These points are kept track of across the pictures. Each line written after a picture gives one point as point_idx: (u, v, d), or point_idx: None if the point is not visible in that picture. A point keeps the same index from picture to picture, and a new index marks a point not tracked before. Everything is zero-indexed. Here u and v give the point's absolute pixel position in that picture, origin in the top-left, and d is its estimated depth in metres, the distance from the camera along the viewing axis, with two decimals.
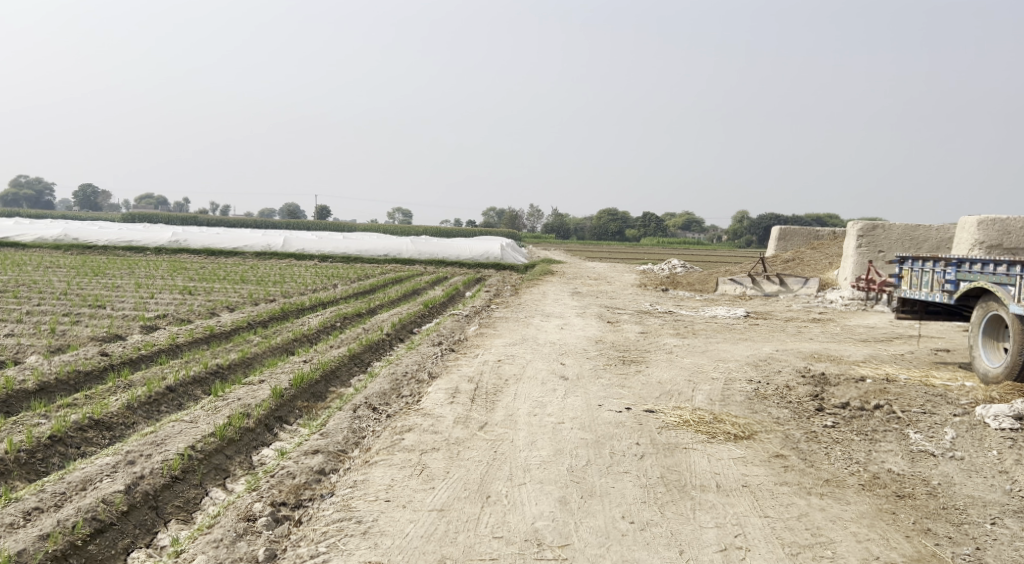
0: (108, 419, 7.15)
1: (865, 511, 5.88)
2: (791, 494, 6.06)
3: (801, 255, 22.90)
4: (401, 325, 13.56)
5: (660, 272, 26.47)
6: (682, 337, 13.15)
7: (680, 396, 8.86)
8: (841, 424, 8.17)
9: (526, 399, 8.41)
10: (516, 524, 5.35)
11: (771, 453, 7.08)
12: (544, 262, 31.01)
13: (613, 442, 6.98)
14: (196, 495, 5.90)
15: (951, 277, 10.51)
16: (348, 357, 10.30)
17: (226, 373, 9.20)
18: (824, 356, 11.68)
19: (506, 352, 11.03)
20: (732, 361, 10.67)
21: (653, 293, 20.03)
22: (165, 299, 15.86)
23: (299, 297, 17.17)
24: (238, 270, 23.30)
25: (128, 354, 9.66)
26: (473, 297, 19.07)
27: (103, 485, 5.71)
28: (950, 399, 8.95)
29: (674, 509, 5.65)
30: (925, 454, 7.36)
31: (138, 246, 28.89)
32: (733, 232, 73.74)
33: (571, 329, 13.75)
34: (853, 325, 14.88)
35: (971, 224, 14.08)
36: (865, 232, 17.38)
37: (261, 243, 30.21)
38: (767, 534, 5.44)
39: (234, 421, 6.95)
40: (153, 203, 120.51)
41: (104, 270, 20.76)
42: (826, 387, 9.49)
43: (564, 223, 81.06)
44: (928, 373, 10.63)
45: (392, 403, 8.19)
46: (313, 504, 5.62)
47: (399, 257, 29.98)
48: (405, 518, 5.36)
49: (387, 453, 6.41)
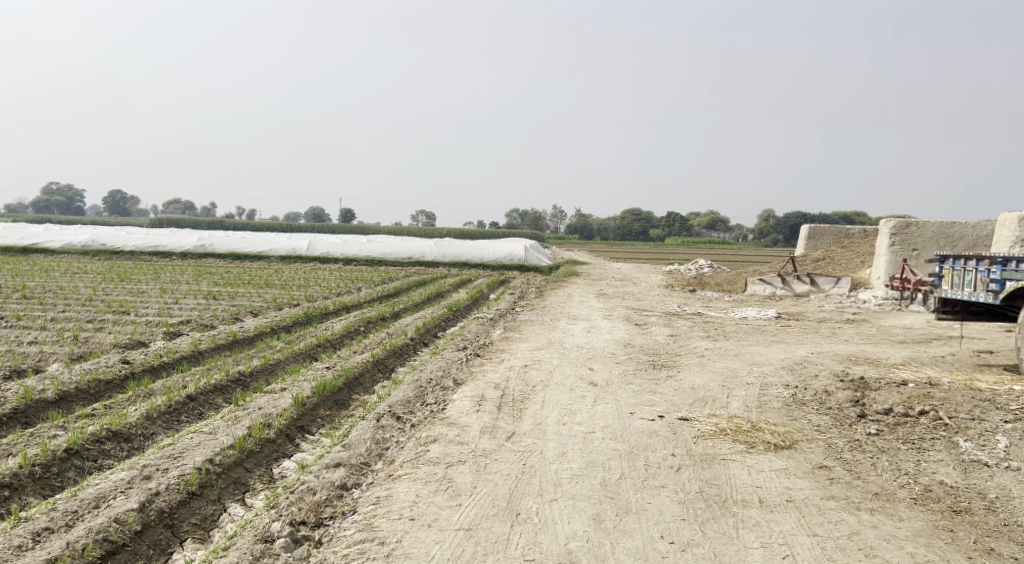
0: (126, 430, 6.93)
1: (921, 528, 5.51)
2: (840, 510, 5.70)
3: (832, 254, 22.33)
4: (426, 330, 13.31)
5: (687, 273, 26.02)
6: (713, 340, 12.74)
7: (715, 403, 8.50)
8: (885, 432, 7.78)
9: (555, 407, 8.10)
10: (549, 545, 5.04)
11: (815, 464, 6.72)
12: (569, 264, 30.67)
13: (647, 454, 6.65)
14: (214, 511, 5.65)
15: (997, 276, 10.04)
16: (372, 362, 10.06)
17: (248, 381, 8.97)
18: (862, 359, 11.24)
19: (533, 357, 10.73)
20: (767, 365, 10.28)
21: (681, 295, 19.60)
22: (189, 304, 15.73)
23: (323, 301, 16.96)
24: (263, 274, 23.19)
25: (149, 361, 9.48)
26: (498, 300, 18.78)
27: (117, 503, 5.47)
28: (1000, 404, 8.50)
29: (716, 528, 5.32)
30: (979, 464, 6.95)
31: (164, 251, 28.94)
32: (759, 232, 73.10)
33: (598, 331, 13.44)
34: (890, 327, 14.39)
35: (1011, 221, 13.59)
36: (898, 230, 16.91)
37: (286, 246, 30.15)
38: (817, 556, 5.11)
39: (254, 432, 6.73)
40: (181, 207, 121.97)
41: (129, 275, 20.71)
42: (866, 391, 9.08)
43: (589, 223, 80.77)
44: (972, 376, 10.19)
45: (417, 411, 7.93)
46: (334, 523, 5.34)
47: (423, 259, 29.76)
48: (430, 539, 5.07)
49: (412, 466, 6.11)
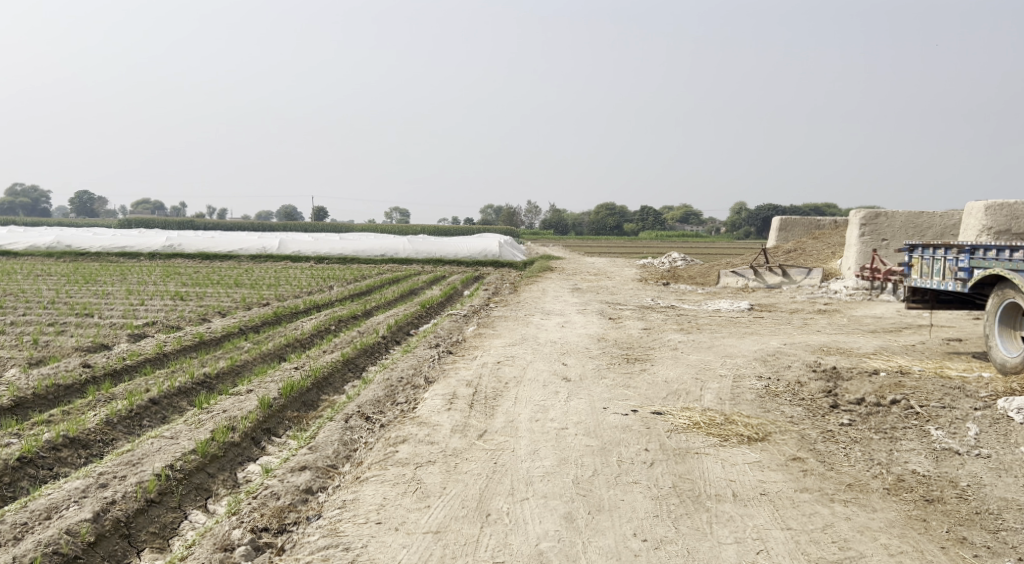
0: (84, 436, 6.77)
1: (894, 519, 5.48)
2: (814, 502, 5.65)
3: (803, 246, 22.44)
4: (398, 327, 13.17)
5: (660, 266, 26.05)
6: (687, 333, 12.70)
7: (688, 396, 8.46)
8: (858, 422, 7.77)
9: (528, 403, 8.00)
10: (519, 547, 4.94)
11: (788, 456, 6.67)
12: (544, 259, 30.61)
13: (621, 449, 6.58)
14: (174, 519, 5.51)
15: (965, 265, 10.07)
16: (341, 362, 9.91)
17: (214, 383, 8.80)
18: (833, 349, 11.26)
19: (506, 353, 10.62)
20: (740, 358, 10.25)
21: (655, 288, 19.58)
22: (156, 306, 15.48)
23: (293, 300, 16.73)
24: (232, 274, 22.88)
25: (111, 364, 9.28)
26: (472, 296, 18.63)
27: (69, 514, 5.30)
28: (969, 391, 8.52)
29: (690, 524, 5.25)
30: (950, 452, 6.95)
31: (131, 251, 28.45)
32: (732, 225, 73.64)
33: (572, 326, 13.37)
34: (861, 316, 14.46)
35: (978, 209, 13.69)
36: (867, 220, 17.01)
37: (256, 245, 29.80)
38: (791, 550, 5.04)
39: (217, 436, 6.58)
40: (151, 207, 120.73)
41: (95, 277, 20.35)
42: (838, 381, 9.08)
43: (563, 218, 80.85)
44: (942, 364, 10.24)
45: (387, 411, 7.80)
46: (298, 529, 5.20)
47: (397, 257, 29.53)
48: (397, 543, 4.95)
49: (380, 467, 5.98)
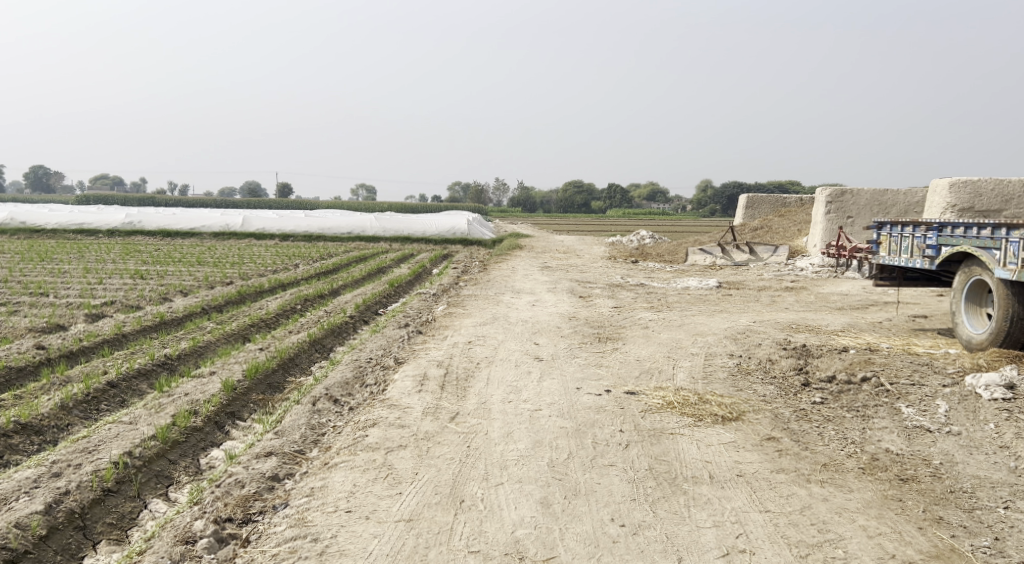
0: (37, 422, 6.58)
1: (871, 499, 5.44)
2: (791, 483, 5.60)
3: (770, 223, 22.51)
4: (366, 306, 12.96)
5: (629, 244, 26.03)
6: (657, 310, 12.64)
7: (661, 375, 8.38)
8: (830, 400, 7.75)
9: (499, 384, 7.86)
10: (494, 535, 4.81)
11: (762, 436, 6.61)
12: (512, 237, 30.44)
13: (595, 431, 6.47)
14: (133, 509, 5.32)
15: (933, 242, 10.05)
16: (308, 343, 9.69)
17: (175, 365, 8.56)
18: (802, 326, 11.26)
19: (477, 333, 10.47)
20: (711, 336, 10.21)
21: (624, 266, 19.51)
22: (114, 284, 15.08)
23: (258, 278, 16.40)
24: (194, 252, 22.45)
25: (67, 346, 9.00)
26: (440, 274, 18.39)
27: (19, 506, 5.07)
28: (938, 368, 8.55)
29: (668, 507, 5.17)
30: (922, 430, 6.94)
31: (89, 229, 27.75)
32: (699, 203, 74.12)
33: (542, 305, 13.25)
34: (828, 293, 14.52)
35: (943, 186, 13.76)
36: (834, 198, 17.06)
37: (219, 222, 29.26)
38: (771, 533, 4.97)
39: (179, 421, 6.39)
40: (110, 183, 118.48)
41: (51, 255, 19.80)
42: (809, 359, 9.06)
43: (532, 196, 80.66)
44: (910, 341, 10.27)
45: (355, 393, 7.61)
46: (264, 518, 5.03)
47: (364, 234, 29.17)
48: (368, 533, 4.79)
49: (349, 453, 5.81)
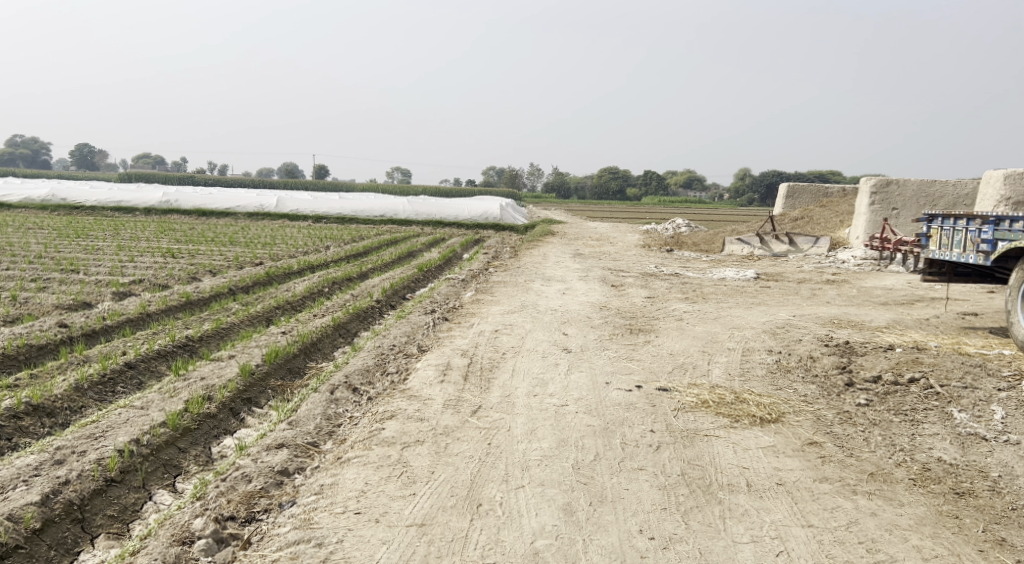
0: (50, 404, 6.36)
1: (925, 515, 5.00)
2: (835, 494, 5.18)
3: (810, 214, 21.82)
4: (394, 291, 12.67)
5: (664, 232, 25.49)
6: (692, 302, 12.18)
7: (695, 371, 7.95)
8: (876, 402, 7.27)
9: (525, 376, 7.52)
10: (512, 544, 4.48)
11: (804, 440, 6.18)
12: (545, 223, 30.04)
13: (624, 430, 6.09)
14: (136, 500, 5.08)
15: (988, 236, 9.48)
16: (332, 327, 9.41)
17: (196, 347, 8.33)
18: (845, 322, 10.74)
19: (504, 321, 10.13)
20: (748, 330, 9.75)
21: (659, 255, 19.03)
22: (145, 263, 14.93)
23: (287, 260, 16.18)
24: (228, 231, 22.32)
25: (89, 324, 8.81)
26: (470, 260, 18.04)
27: (15, 495, 4.84)
28: (991, 369, 8.02)
29: (701, 519, 4.79)
30: (977, 439, 6.46)
31: (127, 206, 27.81)
32: (735, 191, 73.20)
33: (573, 293, 12.89)
34: (871, 287, 13.94)
35: (997, 178, 13.09)
36: (878, 188, 16.42)
37: (254, 203, 29.17)
38: (815, 552, 4.59)
39: (192, 408, 6.13)
40: (153, 162, 120.55)
41: (86, 231, 19.82)
42: (852, 356, 8.57)
43: (567, 182, 80.04)
44: (959, 340, 9.72)
45: (375, 382, 7.30)
46: (268, 517, 4.75)
47: (396, 218, 28.89)
48: (376, 539, 4.48)
49: (364, 447, 5.50)
